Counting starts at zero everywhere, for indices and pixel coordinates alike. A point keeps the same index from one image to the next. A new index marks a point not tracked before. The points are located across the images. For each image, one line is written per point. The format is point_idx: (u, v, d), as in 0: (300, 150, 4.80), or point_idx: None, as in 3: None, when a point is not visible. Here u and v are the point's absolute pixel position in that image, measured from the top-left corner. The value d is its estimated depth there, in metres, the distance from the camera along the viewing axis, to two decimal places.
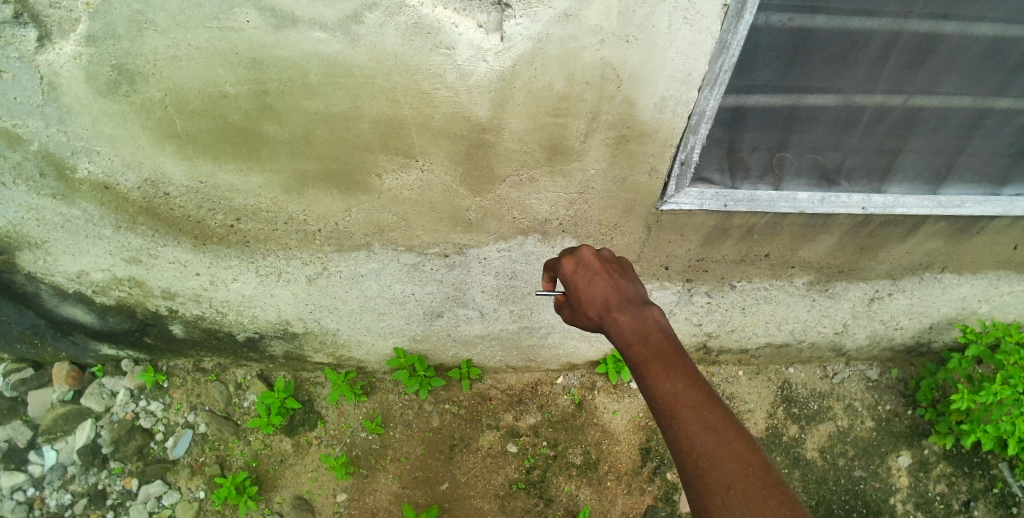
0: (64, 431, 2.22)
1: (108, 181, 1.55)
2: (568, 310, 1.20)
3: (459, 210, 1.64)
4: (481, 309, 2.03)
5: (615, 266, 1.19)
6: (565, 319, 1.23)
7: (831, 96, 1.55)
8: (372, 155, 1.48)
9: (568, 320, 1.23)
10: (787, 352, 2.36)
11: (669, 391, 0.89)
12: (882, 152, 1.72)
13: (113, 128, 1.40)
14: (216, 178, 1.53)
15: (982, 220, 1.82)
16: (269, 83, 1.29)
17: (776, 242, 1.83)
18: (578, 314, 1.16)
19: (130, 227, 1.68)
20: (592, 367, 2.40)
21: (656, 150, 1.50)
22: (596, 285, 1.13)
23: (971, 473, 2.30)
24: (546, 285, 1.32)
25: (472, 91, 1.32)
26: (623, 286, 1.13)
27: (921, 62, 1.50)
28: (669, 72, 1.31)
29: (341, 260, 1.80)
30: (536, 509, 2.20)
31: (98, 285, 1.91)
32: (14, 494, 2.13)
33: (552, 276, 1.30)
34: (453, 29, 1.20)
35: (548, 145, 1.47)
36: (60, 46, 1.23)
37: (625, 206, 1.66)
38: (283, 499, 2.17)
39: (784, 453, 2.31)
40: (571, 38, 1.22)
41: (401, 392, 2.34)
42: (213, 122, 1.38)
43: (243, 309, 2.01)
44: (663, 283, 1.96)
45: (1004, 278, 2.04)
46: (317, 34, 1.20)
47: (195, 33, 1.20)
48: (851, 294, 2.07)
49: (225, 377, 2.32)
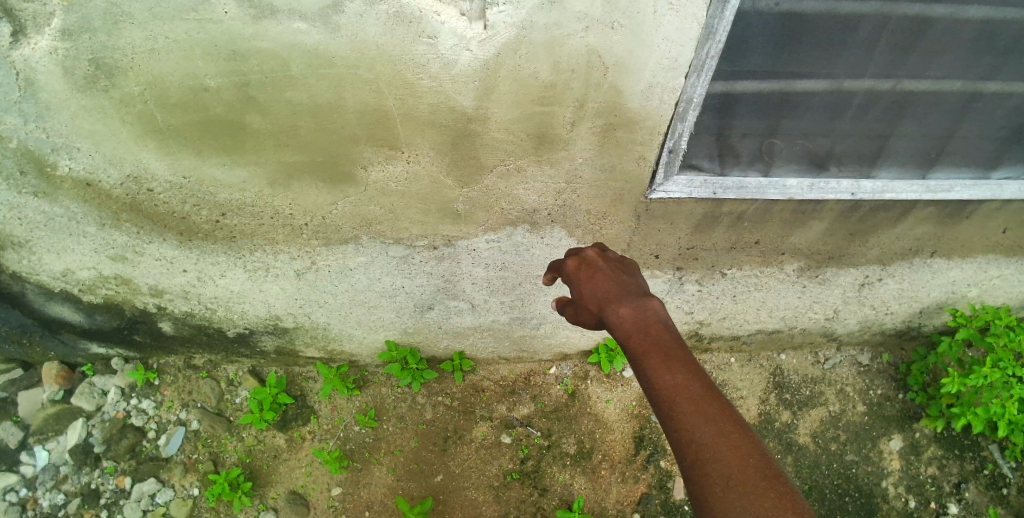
0: (55, 431, 2.21)
1: (90, 178, 1.52)
2: (571, 308, 1.21)
3: (446, 201, 1.63)
4: (471, 301, 2.02)
5: (618, 265, 1.21)
6: (568, 319, 1.24)
7: (820, 82, 1.55)
8: (357, 147, 1.46)
9: (571, 320, 1.24)
10: (779, 338, 2.36)
11: (670, 382, 0.89)
12: (871, 137, 1.72)
13: (93, 124, 1.38)
14: (199, 173, 1.51)
15: (971, 204, 1.82)
16: (250, 75, 1.27)
17: (766, 229, 1.83)
18: (580, 310, 1.17)
19: (115, 224, 1.66)
20: (585, 357, 2.40)
21: (644, 138, 1.49)
22: (599, 281, 1.15)
23: (962, 455, 2.32)
24: (549, 284, 1.38)
25: (456, 80, 1.31)
26: (625, 282, 1.14)
27: (910, 46, 1.49)
28: (655, 58, 1.29)
29: (330, 253, 1.79)
30: (531, 499, 2.21)
31: (85, 284, 1.89)
32: (7, 495, 2.12)
33: (556, 275, 1.35)
34: (435, 17, 1.18)
35: (535, 135, 1.45)
36: (35, 41, 1.20)
37: (614, 195, 1.65)
38: (278, 495, 2.17)
39: (776, 439, 2.32)
40: (556, 25, 1.20)
41: (393, 385, 2.33)
42: (194, 116, 1.36)
43: (232, 305, 1.99)
44: (654, 271, 1.96)
45: (993, 262, 2.05)
46: (297, 25, 1.18)
47: (172, 26, 1.17)
48: (842, 279, 2.07)
49: (217, 373, 2.31)
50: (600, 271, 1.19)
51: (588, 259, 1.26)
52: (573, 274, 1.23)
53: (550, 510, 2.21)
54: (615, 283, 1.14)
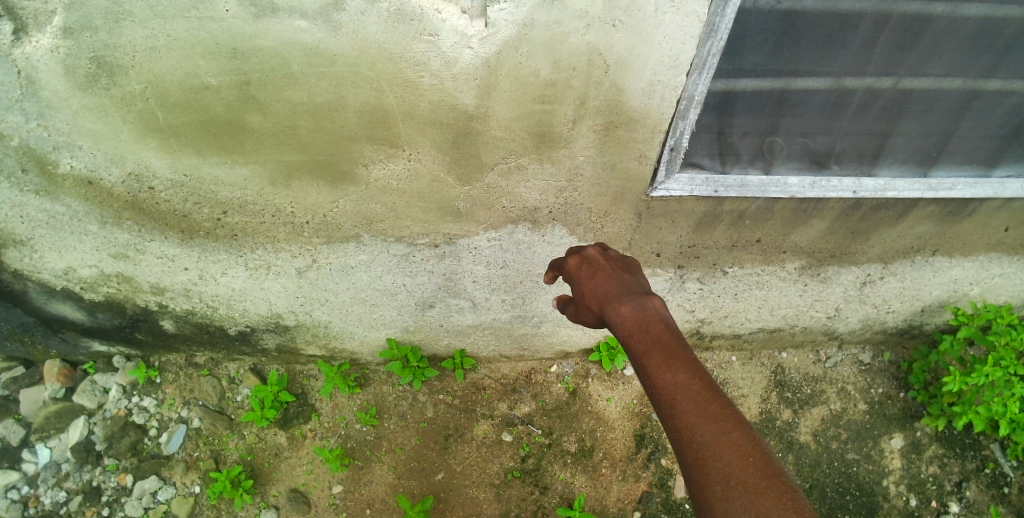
0: (57, 429, 2.22)
1: (91, 176, 1.53)
2: (572, 307, 1.22)
3: (447, 199, 1.63)
4: (472, 299, 2.02)
5: (620, 263, 1.21)
6: (570, 318, 1.24)
7: (820, 80, 1.54)
8: (358, 145, 1.46)
9: (573, 319, 1.25)
10: (780, 337, 2.36)
11: (671, 382, 0.89)
12: (872, 135, 1.72)
13: (94, 123, 1.38)
14: (200, 171, 1.51)
15: (972, 202, 1.81)
16: (251, 74, 1.27)
17: (767, 227, 1.83)
18: (581, 310, 1.17)
19: (116, 222, 1.66)
20: (586, 355, 2.40)
21: (645, 136, 1.49)
22: (601, 280, 1.15)
23: (963, 454, 2.32)
24: (551, 283, 1.39)
25: (458, 79, 1.30)
26: (626, 281, 1.14)
27: (910, 44, 1.49)
28: (656, 56, 1.29)
29: (331, 252, 1.79)
30: (532, 497, 2.21)
31: (86, 282, 1.89)
32: (9, 493, 2.13)
33: (558, 273, 1.36)
34: (436, 15, 1.18)
35: (536, 133, 1.45)
36: (36, 39, 1.20)
37: (614, 193, 1.65)
38: (279, 492, 2.18)
39: (777, 438, 2.32)
40: (557, 23, 1.20)
41: (395, 384, 2.33)
42: (195, 115, 1.36)
43: (233, 303, 1.99)
44: (655, 269, 1.96)
45: (995, 260, 2.05)
46: (298, 23, 1.17)
47: (173, 24, 1.17)
48: (843, 278, 2.07)
49: (218, 371, 2.31)
50: (601, 270, 1.19)
51: (589, 257, 1.26)
52: (575, 274, 1.22)
53: (551, 508, 2.21)
54: (616, 282, 1.14)
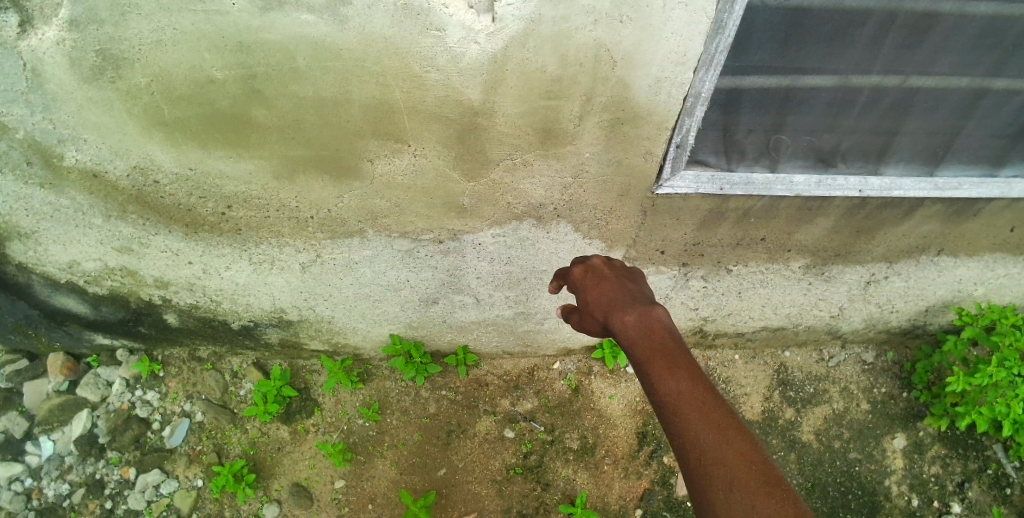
0: (60, 421, 2.22)
1: (96, 169, 1.52)
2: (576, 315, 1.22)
3: (452, 195, 1.63)
4: (476, 295, 2.02)
5: (623, 272, 1.22)
6: (574, 325, 1.24)
7: (827, 77, 1.54)
8: (363, 140, 1.46)
9: (576, 326, 1.25)
10: (783, 335, 2.36)
11: (674, 388, 0.89)
12: (878, 133, 1.71)
13: (99, 116, 1.38)
14: (206, 165, 1.51)
15: (978, 202, 1.80)
16: (257, 67, 1.27)
17: (772, 226, 1.82)
18: (585, 318, 1.17)
19: (121, 216, 1.66)
20: (588, 352, 2.40)
21: (651, 133, 1.48)
22: (604, 287, 1.15)
23: (965, 454, 2.31)
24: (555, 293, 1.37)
25: (464, 74, 1.30)
26: (630, 289, 1.14)
27: (918, 41, 1.48)
28: (663, 52, 1.29)
29: (335, 247, 1.79)
30: (533, 493, 2.22)
31: (90, 275, 1.89)
32: (12, 485, 2.13)
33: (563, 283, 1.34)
34: (443, 10, 1.17)
35: (542, 129, 1.45)
36: (42, 32, 1.20)
37: (619, 191, 1.65)
38: (281, 487, 2.19)
39: (779, 436, 2.32)
40: (564, 19, 1.19)
41: (397, 379, 2.34)
42: (200, 109, 1.36)
43: (237, 297, 1.99)
44: (659, 267, 1.95)
45: (1000, 260, 2.04)
46: (304, 17, 1.17)
47: (179, 17, 1.17)
48: (847, 277, 2.07)
49: (221, 366, 2.32)
50: (605, 278, 1.19)
51: (592, 266, 1.27)
52: (579, 283, 1.22)
53: (552, 505, 2.21)
54: (619, 290, 1.14)
